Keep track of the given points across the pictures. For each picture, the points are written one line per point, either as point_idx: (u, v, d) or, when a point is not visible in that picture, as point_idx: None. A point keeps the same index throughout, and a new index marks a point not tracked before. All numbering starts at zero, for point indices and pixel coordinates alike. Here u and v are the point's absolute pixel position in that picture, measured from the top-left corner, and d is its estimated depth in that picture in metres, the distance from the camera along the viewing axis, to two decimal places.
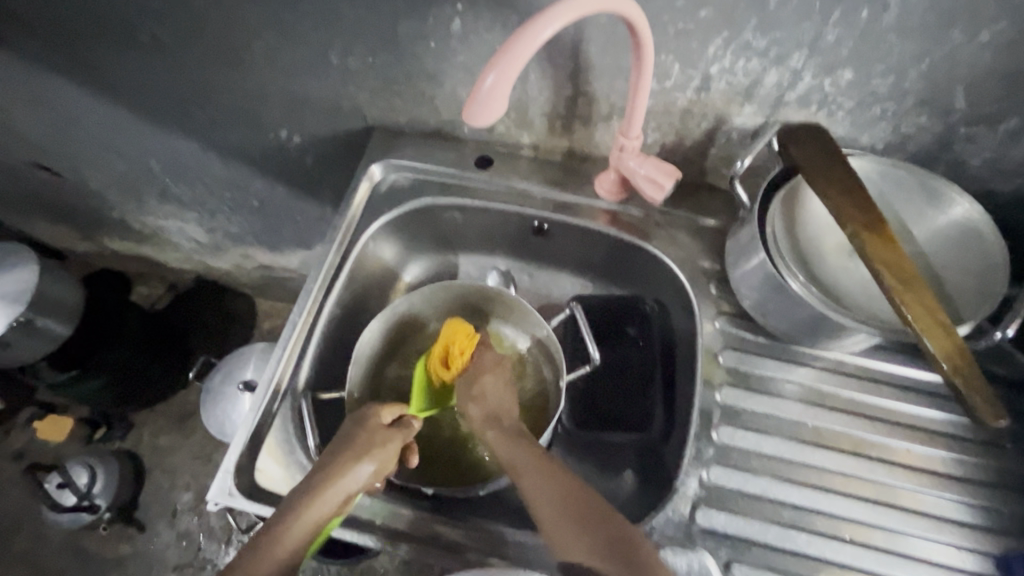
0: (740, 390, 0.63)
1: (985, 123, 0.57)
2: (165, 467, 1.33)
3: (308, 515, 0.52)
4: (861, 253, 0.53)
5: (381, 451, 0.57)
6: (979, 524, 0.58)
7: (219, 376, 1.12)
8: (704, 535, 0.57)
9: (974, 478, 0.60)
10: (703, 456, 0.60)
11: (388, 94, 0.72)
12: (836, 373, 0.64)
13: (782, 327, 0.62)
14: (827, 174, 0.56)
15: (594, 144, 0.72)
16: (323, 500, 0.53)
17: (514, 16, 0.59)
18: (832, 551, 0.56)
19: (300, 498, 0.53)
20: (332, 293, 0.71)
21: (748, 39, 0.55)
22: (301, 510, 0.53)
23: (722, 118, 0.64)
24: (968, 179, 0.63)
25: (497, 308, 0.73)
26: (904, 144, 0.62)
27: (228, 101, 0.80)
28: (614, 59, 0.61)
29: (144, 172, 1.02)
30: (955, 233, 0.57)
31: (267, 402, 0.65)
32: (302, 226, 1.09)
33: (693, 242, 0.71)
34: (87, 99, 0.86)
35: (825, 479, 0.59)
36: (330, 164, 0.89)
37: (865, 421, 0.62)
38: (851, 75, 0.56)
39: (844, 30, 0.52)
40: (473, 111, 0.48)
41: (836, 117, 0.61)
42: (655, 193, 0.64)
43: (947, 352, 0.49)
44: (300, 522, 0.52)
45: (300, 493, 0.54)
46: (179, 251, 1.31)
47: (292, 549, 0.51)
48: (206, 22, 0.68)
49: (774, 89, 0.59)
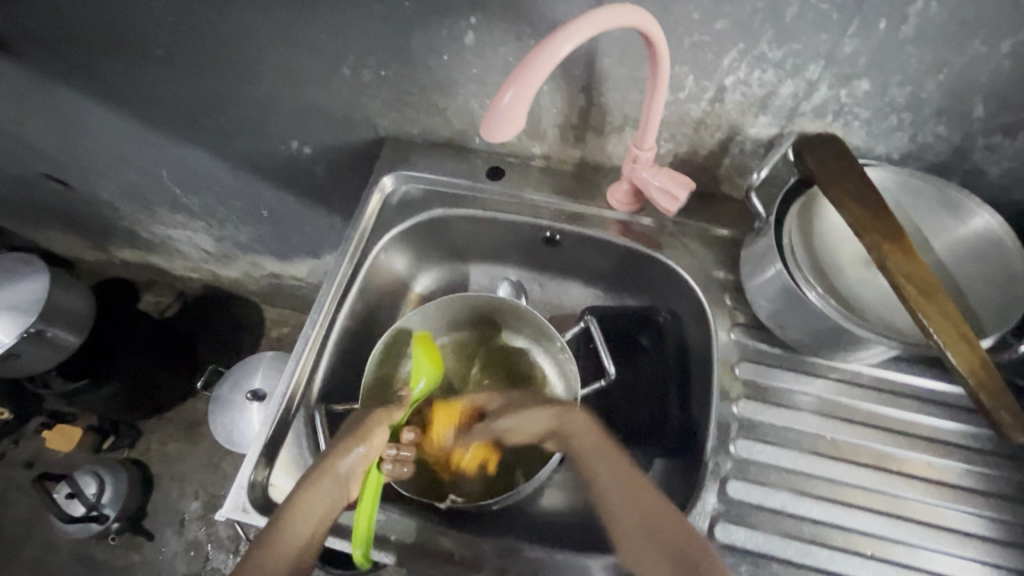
0: (757, 403, 0.63)
1: (1003, 133, 0.57)
2: (173, 476, 1.33)
3: (312, 499, 0.54)
4: (881, 266, 0.52)
5: (375, 435, 0.58)
6: (1003, 539, 0.57)
7: (228, 385, 1.12)
8: (722, 551, 0.56)
9: (996, 492, 0.59)
10: (720, 470, 0.60)
11: (400, 106, 0.73)
12: (853, 385, 0.63)
13: (799, 339, 0.61)
14: (844, 186, 0.56)
15: (606, 154, 0.72)
16: (324, 488, 0.54)
17: (527, 28, 0.59)
18: (854, 567, 0.55)
19: (304, 491, 0.54)
20: (345, 305, 0.71)
21: (764, 50, 0.55)
22: (306, 502, 0.53)
23: (736, 129, 0.64)
24: (986, 188, 0.63)
25: (509, 320, 0.72)
26: (921, 154, 0.61)
27: (240, 113, 0.81)
28: (628, 70, 0.61)
29: (154, 183, 1.03)
30: (975, 243, 0.57)
31: (281, 414, 0.64)
32: (311, 235, 1.09)
33: (706, 252, 0.70)
34: (100, 111, 0.87)
35: (845, 493, 0.59)
36: (341, 174, 0.89)
37: (884, 433, 0.61)
38: (867, 86, 0.56)
39: (861, 42, 0.52)
40: (490, 126, 0.48)
41: (851, 127, 0.60)
42: (670, 204, 0.64)
43: (971, 366, 0.49)
44: (306, 512, 0.53)
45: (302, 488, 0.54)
46: (188, 260, 1.31)
47: (303, 533, 0.52)
48: (219, 36, 0.69)
49: (789, 100, 0.59)
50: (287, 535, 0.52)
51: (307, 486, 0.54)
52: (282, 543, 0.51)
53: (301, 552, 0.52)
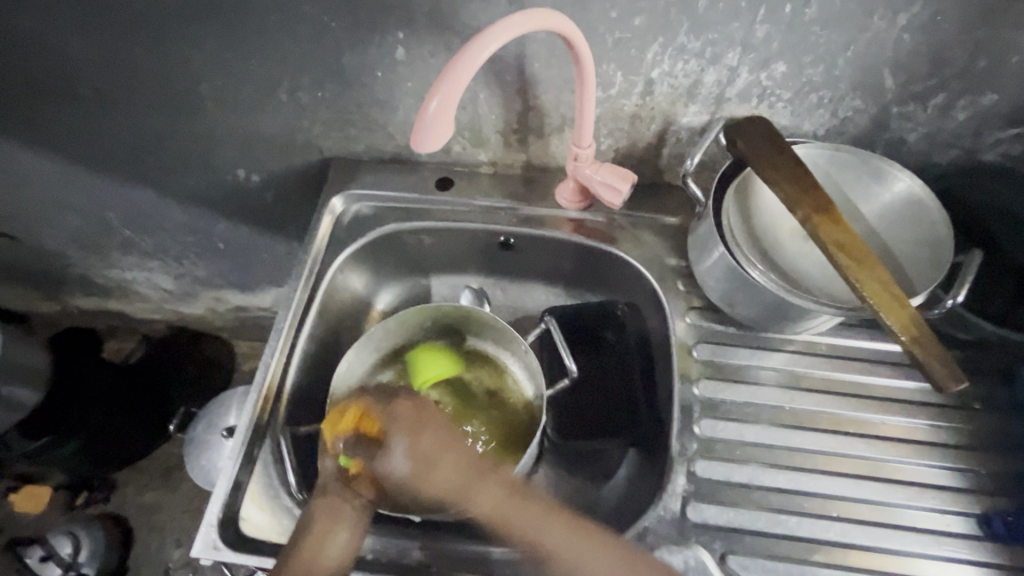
0: (716, 381, 0.64)
1: (915, 101, 0.60)
2: (152, 525, 1.28)
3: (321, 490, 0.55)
4: (814, 238, 0.54)
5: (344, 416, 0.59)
6: (958, 486, 0.59)
7: (202, 423, 1.09)
8: (696, 530, 0.57)
9: (948, 441, 0.61)
10: (688, 451, 0.61)
11: (341, 125, 0.73)
12: (807, 355, 0.66)
13: (749, 316, 0.63)
14: (773, 165, 0.58)
15: (550, 156, 0.73)
16: (344, 493, 0.54)
17: (455, 39, 0.60)
18: (822, 530, 0.57)
19: (338, 489, 0.55)
20: (304, 330, 0.70)
21: (683, 42, 0.57)
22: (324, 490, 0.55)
23: (670, 119, 0.65)
24: (909, 154, 0.66)
25: (472, 326, 0.73)
26: (845, 128, 0.64)
27: (181, 146, 0.80)
28: (558, 72, 0.62)
29: (102, 226, 1.00)
30: (901, 209, 0.60)
31: (247, 445, 0.63)
32: (270, 263, 1.08)
33: (657, 241, 0.72)
34: (36, 158, 0.84)
35: (809, 459, 0.60)
36: (294, 199, 0.88)
37: (840, 398, 0.63)
38: (785, 68, 0.58)
39: (771, 27, 0.55)
40: (420, 137, 0.49)
41: (776, 108, 0.63)
42: (613, 197, 0.65)
43: (904, 324, 0.51)
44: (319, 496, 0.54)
45: (326, 486, 0.55)
46: (148, 301, 1.27)
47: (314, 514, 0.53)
48: (149, 70, 0.68)
49: (714, 87, 0.61)
50: (307, 531, 0.52)
51: (338, 483, 0.55)
52: (322, 551, 0.51)
53: (308, 529, 0.52)
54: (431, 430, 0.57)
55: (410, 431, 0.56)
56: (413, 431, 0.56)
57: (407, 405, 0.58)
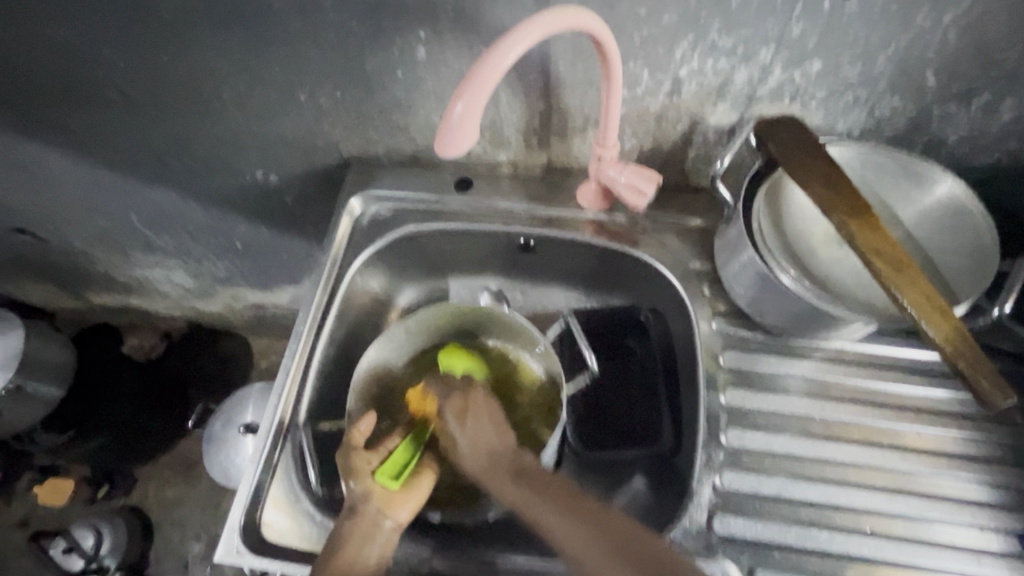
0: (744, 390, 0.62)
1: (958, 99, 0.57)
2: (171, 520, 1.30)
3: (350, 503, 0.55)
4: (851, 245, 0.52)
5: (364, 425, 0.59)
6: (999, 503, 0.57)
7: (221, 421, 1.10)
8: (723, 544, 0.56)
9: (988, 456, 0.59)
10: (715, 462, 0.59)
11: (361, 126, 0.72)
12: (838, 363, 0.63)
13: (778, 324, 0.61)
14: (807, 167, 0.55)
15: (572, 156, 0.72)
16: (377, 513, 0.54)
17: (478, 39, 0.58)
18: (855, 546, 0.55)
19: (368, 511, 0.54)
20: (323, 333, 0.69)
21: (714, 39, 0.55)
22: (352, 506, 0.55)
23: (697, 119, 0.63)
24: (949, 155, 0.63)
25: (493, 329, 0.72)
26: (882, 127, 0.61)
27: (201, 148, 0.79)
28: (583, 72, 0.61)
29: (124, 226, 1.01)
30: (941, 212, 0.58)
31: (267, 450, 0.63)
32: (289, 263, 1.08)
33: (682, 244, 0.70)
34: (59, 160, 0.85)
35: (841, 472, 0.58)
36: (312, 200, 0.88)
37: (873, 408, 0.61)
38: (820, 66, 0.56)
39: (808, 24, 0.53)
40: (445, 142, 0.48)
41: (809, 108, 0.60)
42: (638, 200, 0.63)
43: (948, 337, 0.49)
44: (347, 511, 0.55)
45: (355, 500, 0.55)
46: (168, 299, 1.28)
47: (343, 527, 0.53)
48: (170, 72, 0.67)
49: (745, 86, 0.59)
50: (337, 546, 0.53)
51: (368, 496, 0.55)
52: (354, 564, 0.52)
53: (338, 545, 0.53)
54: (481, 422, 0.59)
55: (461, 412, 0.59)
56: (467, 419, 0.59)
57: (457, 394, 0.60)
